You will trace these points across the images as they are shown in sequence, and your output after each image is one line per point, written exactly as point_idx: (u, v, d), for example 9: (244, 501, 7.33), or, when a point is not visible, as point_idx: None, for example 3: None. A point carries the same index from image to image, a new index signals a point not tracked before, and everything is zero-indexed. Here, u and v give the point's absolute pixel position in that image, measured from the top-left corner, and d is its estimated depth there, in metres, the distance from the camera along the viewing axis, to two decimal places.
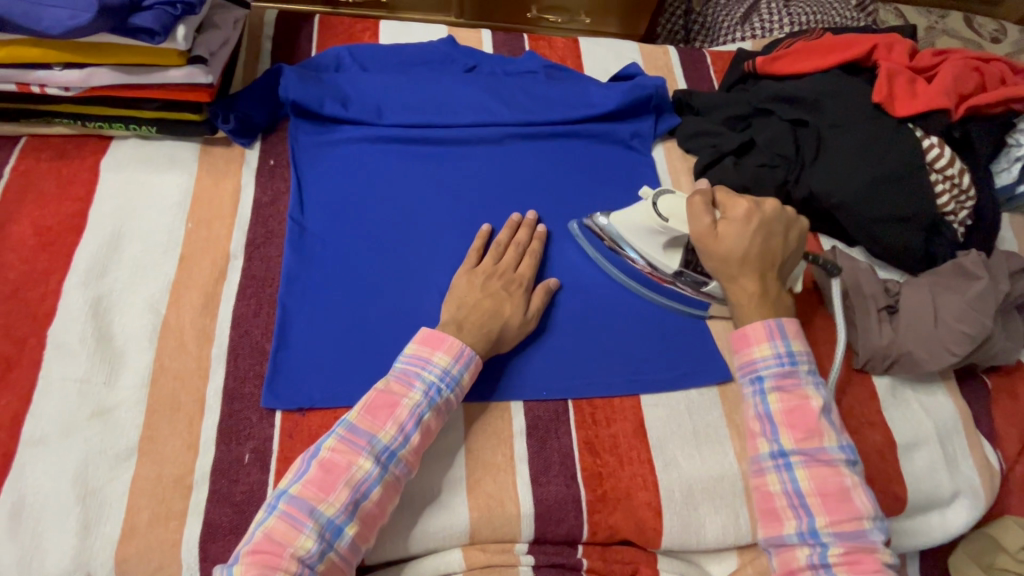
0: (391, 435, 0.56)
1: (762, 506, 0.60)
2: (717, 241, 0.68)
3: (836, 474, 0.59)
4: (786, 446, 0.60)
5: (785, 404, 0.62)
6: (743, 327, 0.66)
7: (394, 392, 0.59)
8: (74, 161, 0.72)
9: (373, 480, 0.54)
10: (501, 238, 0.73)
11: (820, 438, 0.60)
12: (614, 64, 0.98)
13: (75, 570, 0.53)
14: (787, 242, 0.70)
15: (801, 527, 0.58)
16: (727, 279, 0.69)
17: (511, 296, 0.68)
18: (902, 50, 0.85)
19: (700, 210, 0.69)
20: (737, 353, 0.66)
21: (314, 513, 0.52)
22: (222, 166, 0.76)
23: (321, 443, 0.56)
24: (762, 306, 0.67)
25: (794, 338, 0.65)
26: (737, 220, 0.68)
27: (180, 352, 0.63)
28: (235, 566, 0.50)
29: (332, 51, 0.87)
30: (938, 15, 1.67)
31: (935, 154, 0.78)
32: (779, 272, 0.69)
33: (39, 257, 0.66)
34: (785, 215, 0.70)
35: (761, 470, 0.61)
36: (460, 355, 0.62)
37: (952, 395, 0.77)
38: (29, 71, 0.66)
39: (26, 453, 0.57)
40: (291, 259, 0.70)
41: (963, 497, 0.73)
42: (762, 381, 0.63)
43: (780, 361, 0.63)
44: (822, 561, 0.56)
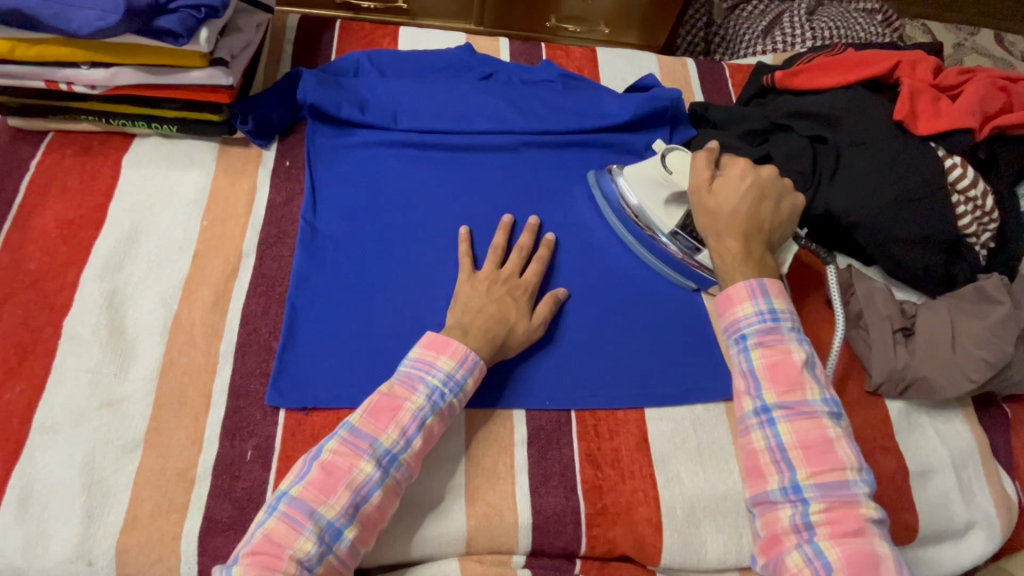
0: (392, 438, 0.56)
1: (747, 464, 0.61)
2: (710, 195, 0.71)
3: (818, 426, 0.59)
4: (768, 400, 0.61)
5: (768, 359, 0.62)
6: (727, 289, 0.67)
7: (398, 395, 0.59)
8: (97, 157, 0.74)
9: (374, 483, 0.54)
10: (497, 241, 0.74)
11: (802, 391, 0.61)
12: (631, 74, 0.98)
13: (77, 558, 0.54)
14: (778, 210, 0.71)
15: (784, 482, 0.58)
16: (714, 240, 0.71)
17: (516, 302, 0.68)
18: (926, 68, 0.83)
19: (701, 164, 0.72)
20: (721, 315, 0.67)
21: (313, 515, 0.52)
22: (239, 165, 0.77)
23: (324, 445, 0.56)
24: (744, 266, 0.68)
25: (776, 296, 0.65)
26: (732, 177, 0.71)
27: (189, 347, 0.64)
28: (234, 567, 0.50)
29: (351, 55, 0.88)
30: (968, 32, 1.64)
31: (957, 174, 0.76)
32: (765, 236, 0.70)
33: (59, 249, 0.68)
34: (782, 180, 0.72)
35: (745, 428, 0.62)
36: (464, 360, 0.61)
37: (970, 423, 0.75)
38: (58, 69, 0.68)
39: (36, 440, 0.58)
40: (301, 260, 0.71)
41: (978, 528, 0.70)
42: (746, 339, 0.64)
43: (762, 318, 0.64)
44: (805, 519, 0.56)
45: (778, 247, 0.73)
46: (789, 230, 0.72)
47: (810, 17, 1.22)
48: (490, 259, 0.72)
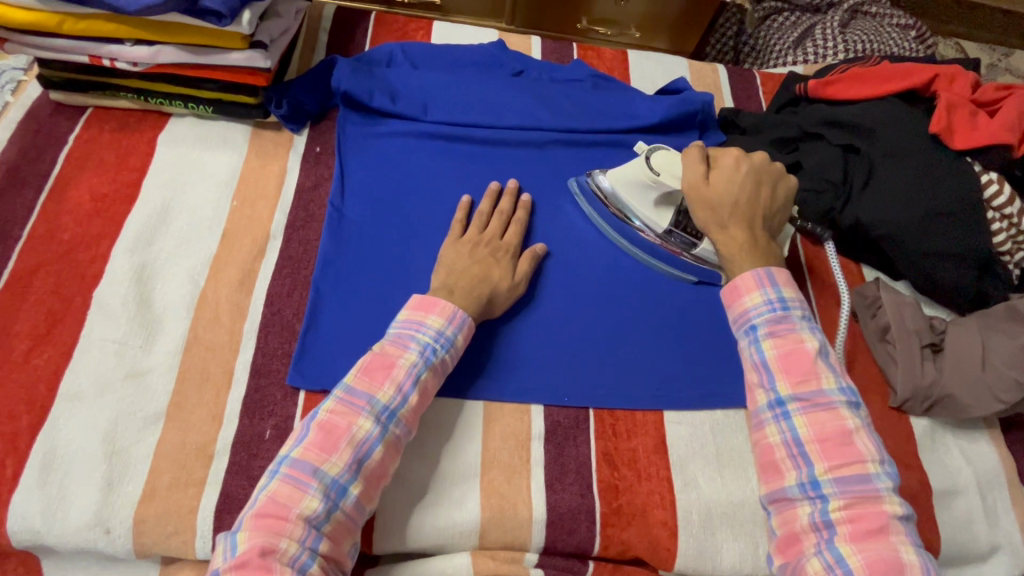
0: (389, 395, 0.57)
1: (763, 460, 0.60)
2: (709, 188, 0.70)
3: (836, 418, 0.58)
4: (783, 392, 0.60)
5: (781, 349, 0.62)
6: (734, 279, 0.67)
7: (389, 354, 0.59)
8: (133, 134, 0.76)
9: (374, 439, 0.55)
10: (480, 208, 0.74)
11: (817, 380, 0.60)
12: (661, 78, 0.98)
13: (95, 525, 0.54)
14: (774, 197, 0.71)
15: (801, 478, 0.57)
16: (718, 229, 0.70)
17: (498, 262, 0.70)
18: (965, 83, 0.82)
19: (694, 160, 0.71)
20: (730, 306, 0.66)
21: (317, 473, 0.52)
22: (271, 149, 0.78)
23: (320, 407, 0.56)
24: (754, 255, 0.67)
25: (785, 285, 0.65)
26: (727, 168, 0.70)
27: (214, 324, 0.65)
28: (240, 532, 0.49)
29: (385, 46, 0.89)
30: (1002, 54, 1.62)
31: (993, 190, 0.74)
32: (766, 225, 0.70)
33: (92, 221, 0.69)
34: (774, 165, 0.72)
35: (759, 422, 0.61)
36: (453, 318, 0.62)
37: (996, 444, 0.73)
38: (102, 45, 0.69)
39: (62, 407, 0.59)
40: (327, 244, 0.71)
41: (1001, 552, 0.69)
42: (757, 329, 0.63)
43: (773, 307, 0.64)
44: (824, 518, 0.55)
45: (777, 233, 0.74)
46: (784, 218, 0.72)
47: (843, 30, 1.21)
48: (475, 224, 0.73)
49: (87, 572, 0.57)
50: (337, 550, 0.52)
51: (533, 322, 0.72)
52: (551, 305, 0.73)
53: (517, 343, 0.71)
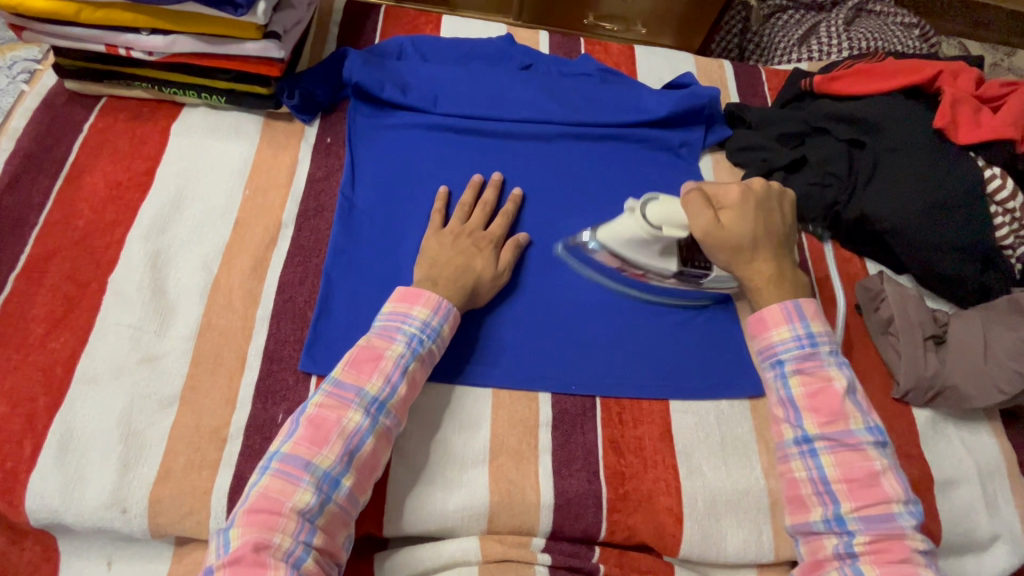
0: (378, 386, 0.57)
1: (789, 493, 0.61)
2: (724, 229, 0.68)
3: (863, 459, 0.59)
4: (811, 430, 0.61)
5: (807, 387, 0.62)
6: (760, 310, 0.67)
7: (376, 346, 0.60)
8: (147, 123, 0.76)
9: (364, 431, 0.56)
10: (463, 199, 0.75)
11: (845, 421, 0.60)
12: (668, 72, 0.99)
13: (112, 505, 0.55)
14: (782, 216, 0.72)
15: (827, 514, 0.58)
16: (744, 266, 0.69)
17: (481, 251, 0.70)
18: (968, 79, 0.83)
19: (698, 206, 0.68)
20: (756, 338, 0.67)
21: (308, 467, 0.53)
22: (283, 139, 0.79)
23: (309, 402, 0.57)
24: (781, 284, 0.68)
25: (813, 318, 0.65)
26: (734, 205, 0.69)
27: (227, 310, 0.66)
28: (232, 529, 0.50)
29: (395, 39, 0.90)
30: (1005, 53, 1.63)
31: (996, 185, 0.75)
32: (787, 247, 0.71)
33: (107, 209, 0.70)
34: (772, 189, 0.72)
35: (785, 456, 0.62)
36: (438, 308, 0.63)
37: (997, 435, 0.74)
38: (119, 33, 0.70)
39: (78, 390, 0.60)
40: (338, 233, 0.72)
41: (1002, 541, 0.70)
42: (784, 364, 0.64)
43: (801, 343, 0.64)
44: (849, 549, 0.56)
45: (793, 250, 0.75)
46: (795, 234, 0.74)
47: (848, 27, 1.23)
48: (456, 215, 0.73)
49: (104, 552, 0.58)
50: (332, 542, 0.53)
51: (541, 313, 0.73)
52: (558, 295, 0.74)
53: (524, 333, 0.72)
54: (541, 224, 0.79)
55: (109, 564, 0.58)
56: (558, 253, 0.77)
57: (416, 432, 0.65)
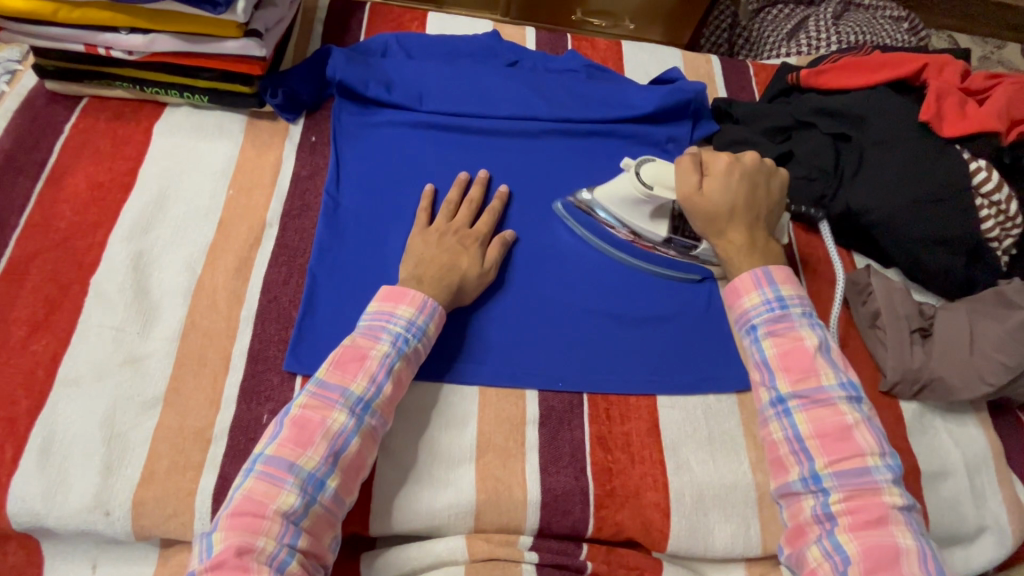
0: (363, 386, 0.57)
1: (769, 457, 0.61)
2: (703, 196, 0.70)
3: (835, 414, 0.59)
4: (783, 390, 0.61)
5: (779, 348, 0.63)
6: (733, 280, 0.68)
7: (361, 346, 0.59)
8: (130, 123, 0.76)
9: (349, 432, 0.55)
10: (448, 198, 0.75)
11: (816, 377, 0.61)
12: (655, 68, 0.99)
13: (95, 508, 0.55)
14: (770, 192, 0.71)
15: (804, 473, 0.58)
16: (718, 234, 0.70)
17: (466, 249, 0.70)
18: (954, 72, 0.83)
19: (686, 170, 0.71)
20: (731, 307, 0.68)
21: (292, 469, 0.52)
22: (267, 138, 0.78)
23: (293, 403, 0.56)
24: (751, 255, 0.69)
25: (783, 283, 0.66)
26: (719, 174, 0.70)
27: (211, 311, 0.65)
28: (215, 533, 0.50)
29: (380, 36, 0.89)
30: (995, 45, 1.63)
31: (981, 178, 0.75)
32: (766, 223, 0.71)
33: (89, 209, 0.69)
34: (767, 165, 0.72)
35: (763, 419, 0.62)
36: (424, 307, 0.63)
37: (984, 427, 0.74)
38: (98, 33, 0.70)
39: (61, 392, 0.59)
40: (323, 232, 0.72)
41: (988, 532, 0.70)
42: (756, 329, 0.64)
43: (771, 307, 0.65)
44: (826, 510, 0.56)
45: (777, 228, 0.74)
46: (781, 212, 0.73)
47: (837, 21, 1.22)
48: (443, 214, 0.73)
49: (88, 555, 0.58)
50: (318, 544, 0.53)
51: (528, 310, 0.73)
52: (545, 291, 0.74)
53: (511, 331, 0.71)
54: (527, 221, 0.78)
55: (94, 567, 0.58)
56: (544, 250, 0.77)
57: (403, 430, 0.65)
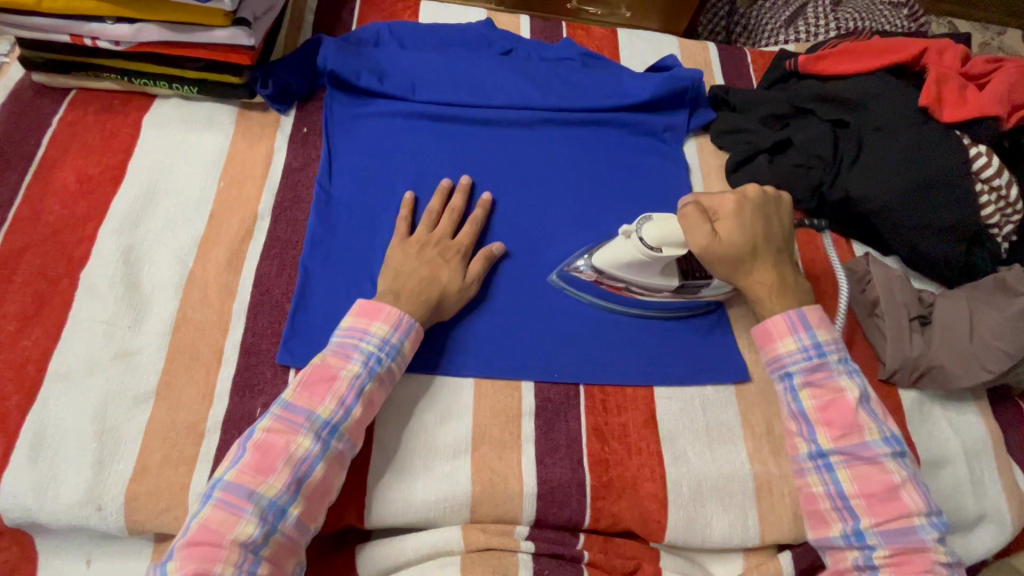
0: (331, 409, 0.56)
1: (807, 508, 0.61)
2: (722, 241, 0.66)
3: (882, 472, 0.58)
4: (824, 444, 0.60)
5: (818, 400, 0.62)
6: (764, 322, 0.67)
7: (332, 365, 0.58)
8: (119, 115, 0.75)
9: (314, 457, 0.54)
10: (429, 206, 0.72)
11: (860, 433, 0.60)
12: (652, 55, 0.97)
13: (87, 503, 0.55)
14: (782, 222, 0.70)
15: (847, 530, 0.58)
16: (745, 276, 0.68)
17: (447, 262, 0.68)
18: (954, 56, 0.82)
19: (695, 219, 0.66)
20: (762, 349, 0.66)
21: (252, 497, 0.51)
22: (258, 129, 0.77)
23: (257, 426, 0.55)
24: (785, 295, 0.67)
25: (818, 327, 0.65)
26: (730, 216, 0.67)
27: (202, 305, 0.65)
28: (170, 562, 0.48)
29: (372, 26, 0.88)
30: (995, 31, 1.61)
31: (982, 163, 0.74)
32: (787, 253, 0.70)
33: (79, 203, 0.68)
34: (771, 195, 0.70)
35: (801, 470, 0.62)
36: (399, 324, 0.61)
37: (984, 415, 0.74)
38: (83, 23, 0.69)
39: (52, 387, 0.59)
40: (315, 223, 0.71)
41: (988, 521, 0.70)
42: (792, 377, 0.63)
43: (808, 355, 0.63)
44: (869, 563, 0.56)
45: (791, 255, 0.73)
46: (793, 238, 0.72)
47: (835, 8, 1.22)
48: (423, 224, 0.71)
49: (83, 550, 0.58)
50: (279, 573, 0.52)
51: (523, 302, 0.72)
52: (539, 283, 0.74)
53: (506, 323, 0.71)
54: (520, 214, 0.77)
55: (88, 562, 0.58)
56: (540, 241, 0.76)
57: (397, 422, 0.65)
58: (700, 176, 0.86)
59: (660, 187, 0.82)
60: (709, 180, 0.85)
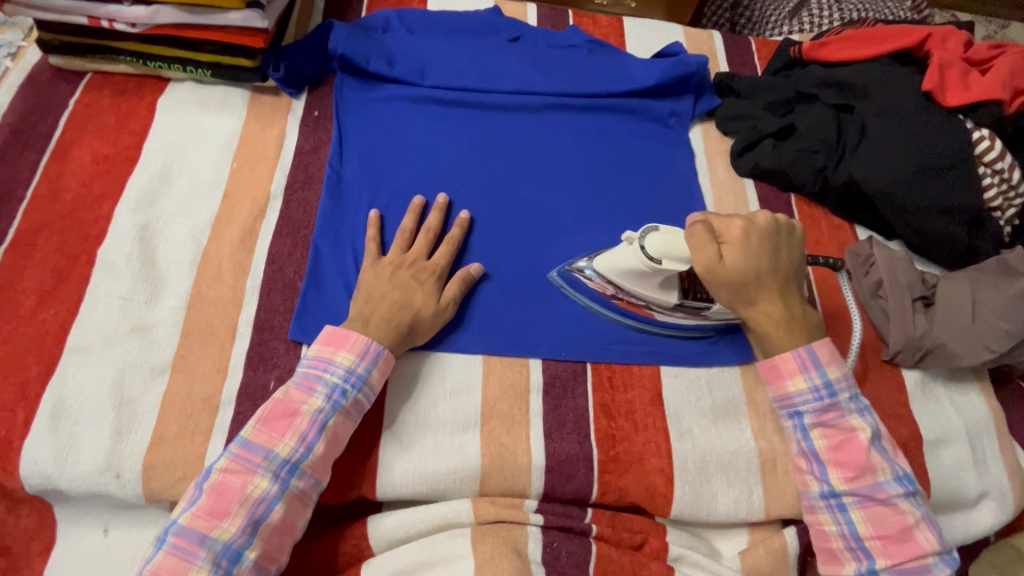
0: (290, 447, 0.56)
1: (819, 546, 0.62)
2: (727, 268, 0.64)
3: (896, 513, 0.59)
4: (837, 486, 0.61)
5: (830, 440, 0.62)
6: (772, 358, 0.65)
7: (293, 400, 0.58)
8: (133, 98, 0.76)
9: (271, 498, 0.54)
10: (404, 225, 0.71)
11: (873, 474, 0.60)
12: (657, 43, 0.98)
13: (106, 471, 0.56)
14: (793, 251, 0.67)
15: (861, 569, 0.59)
16: (749, 306, 0.66)
17: (420, 286, 0.66)
18: (957, 41, 0.83)
19: (701, 241, 0.64)
20: (770, 386, 0.65)
21: (204, 543, 0.52)
22: (270, 112, 0.78)
23: (215, 465, 0.56)
24: (790, 331, 0.65)
25: (828, 364, 0.64)
26: (736, 241, 0.65)
27: (216, 281, 0.66)
28: None
29: (382, 12, 0.89)
30: (998, 25, 1.62)
31: (985, 146, 0.75)
32: (796, 286, 0.67)
33: (95, 182, 0.70)
34: (782, 223, 0.67)
35: (813, 509, 0.62)
36: (366, 352, 0.61)
37: (986, 395, 0.75)
38: (101, 5, 0.70)
39: (71, 358, 0.60)
40: (326, 204, 0.72)
41: (990, 498, 0.71)
42: (802, 417, 0.64)
43: (819, 395, 0.63)
44: None
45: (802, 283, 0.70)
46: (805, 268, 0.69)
47: None
48: (396, 245, 0.70)
49: (100, 519, 0.59)
50: None
51: (530, 282, 0.73)
52: (547, 266, 0.74)
53: (513, 302, 0.72)
54: (528, 197, 0.78)
55: (106, 531, 0.59)
56: (547, 223, 0.77)
57: (407, 397, 0.66)
58: (705, 161, 0.86)
59: (666, 171, 0.83)
60: (714, 165, 0.86)
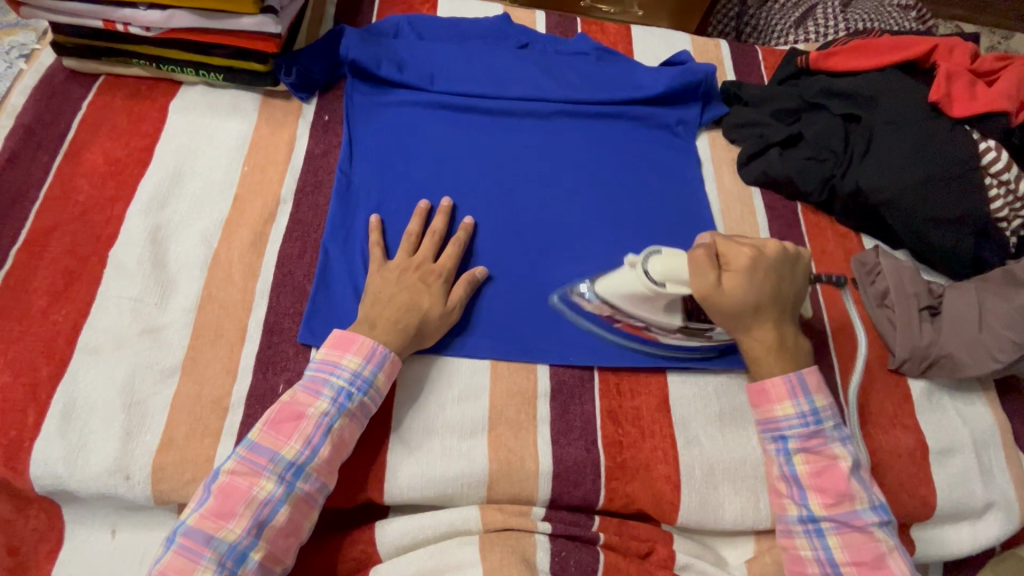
0: (296, 450, 0.56)
1: (793, 569, 0.61)
2: (725, 295, 0.63)
3: (870, 540, 0.59)
4: (816, 511, 0.60)
5: (812, 466, 0.61)
6: (761, 381, 0.64)
7: (301, 403, 0.58)
8: (146, 101, 0.77)
9: (277, 500, 0.54)
10: (410, 228, 0.71)
11: (851, 501, 0.60)
12: (665, 51, 0.99)
13: (115, 472, 0.56)
14: (795, 279, 0.66)
15: None
16: (744, 332, 0.65)
17: (428, 288, 0.66)
18: (963, 53, 0.84)
19: (702, 266, 0.63)
20: (757, 408, 0.64)
21: (211, 542, 0.52)
22: (280, 116, 0.79)
23: (222, 467, 0.56)
24: (782, 357, 0.64)
25: (817, 392, 0.63)
26: (740, 269, 0.63)
27: (226, 284, 0.66)
28: None
29: (392, 18, 0.90)
30: (1002, 36, 1.64)
31: (991, 157, 0.75)
32: (792, 314, 0.66)
33: (107, 184, 0.70)
34: (788, 252, 0.66)
35: (789, 532, 0.62)
36: (372, 355, 0.61)
37: (992, 405, 0.75)
38: (116, 9, 0.71)
39: (82, 359, 0.60)
40: (336, 207, 0.73)
41: (996, 509, 0.70)
42: (786, 441, 0.62)
43: (805, 421, 0.62)
44: None
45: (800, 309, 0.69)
46: (805, 296, 0.69)
47: (845, 9, 1.23)
48: (403, 248, 0.70)
49: (108, 520, 0.59)
50: None
51: (539, 287, 0.74)
52: (555, 272, 0.75)
53: (522, 307, 0.72)
54: (536, 203, 0.79)
55: (113, 532, 0.59)
56: (555, 229, 0.78)
57: (415, 401, 0.66)
58: (712, 169, 0.87)
59: (672, 177, 0.84)
60: (721, 173, 0.87)
